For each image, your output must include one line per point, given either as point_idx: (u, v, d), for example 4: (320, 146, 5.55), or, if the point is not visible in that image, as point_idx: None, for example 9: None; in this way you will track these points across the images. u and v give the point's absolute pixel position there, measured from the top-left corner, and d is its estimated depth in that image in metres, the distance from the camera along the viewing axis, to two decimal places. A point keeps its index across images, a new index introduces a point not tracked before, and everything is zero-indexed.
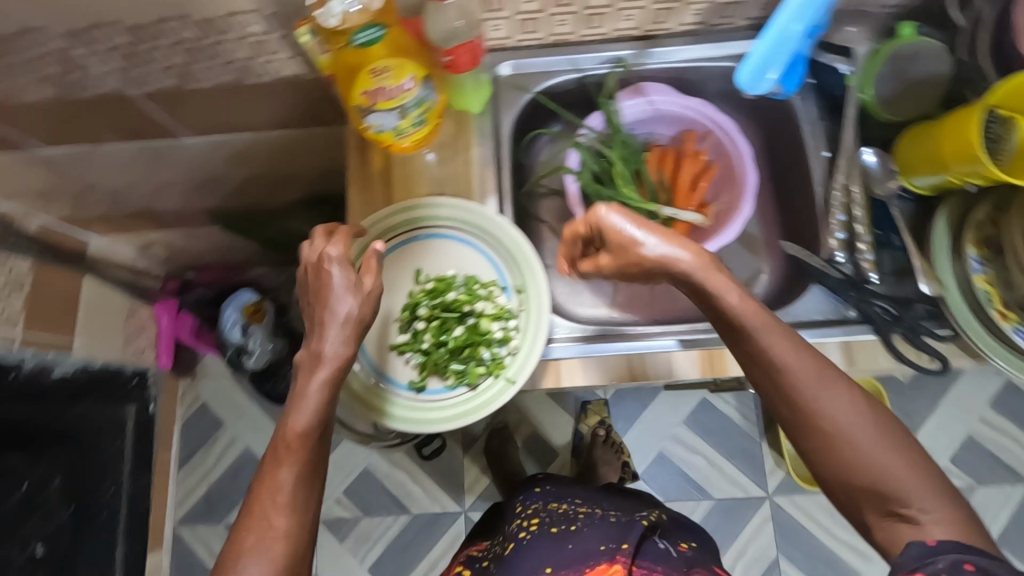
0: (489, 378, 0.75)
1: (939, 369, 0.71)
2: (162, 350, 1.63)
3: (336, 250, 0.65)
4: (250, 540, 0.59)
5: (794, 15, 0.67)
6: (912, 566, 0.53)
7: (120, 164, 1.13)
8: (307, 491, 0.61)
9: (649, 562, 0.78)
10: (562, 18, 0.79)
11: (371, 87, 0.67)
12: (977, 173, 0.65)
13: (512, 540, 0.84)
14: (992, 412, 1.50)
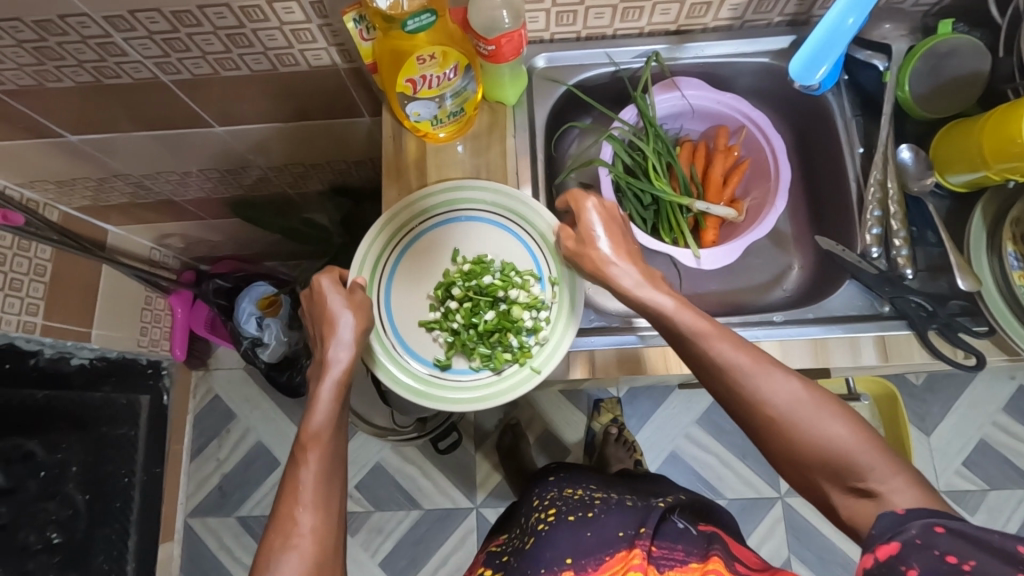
0: (514, 365, 0.75)
1: (975, 365, 0.70)
2: (177, 342, 1.64)
3: (329, 280, 0.72)
4: (276, 540, 0.59)
5: (847, 8, 0.66)
6: (884, 535, 0.50)
7: (146, 153, 1.13)
8: (326, 480, 0.62)
9: (669, 541, 0.74)
10: (599, 11, 0.80)
11: (415, 75, 0.67)
12: (1020, 169, 0.65)
13: (532, 534, 0.83)
14: (1005, 416, 1.50)
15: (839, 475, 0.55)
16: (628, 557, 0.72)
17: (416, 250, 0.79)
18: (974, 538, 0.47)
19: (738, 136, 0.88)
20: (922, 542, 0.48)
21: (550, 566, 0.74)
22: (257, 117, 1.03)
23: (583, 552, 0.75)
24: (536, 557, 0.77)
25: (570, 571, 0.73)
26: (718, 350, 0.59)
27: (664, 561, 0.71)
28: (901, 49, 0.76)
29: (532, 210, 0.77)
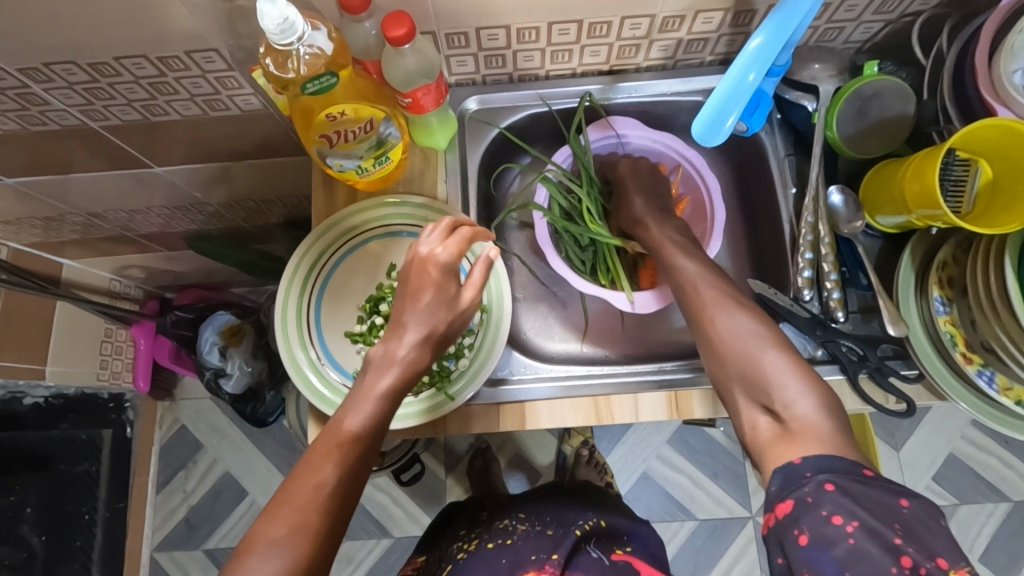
0: (430, 389, 0.73)
1: (905, 411, 0.70)
2: (139, 374, 1.60)
3: (446, 253, 0.64)
4: (279, 530, 0.54)
5: (748, 63, 0.66)
6: (781, 493, 0.52)
7: (90, 193, 1.12)
8: (349, 490, 0.57)
9: (580, 572, 0.77)
10: (528, 54, 0.79)
11: (329, 131, 0.67)
12: (939, 217, 0.65)
13: (450, 562, 0.83)
14: (973, 429, 1.50)
15: (758, 395, 0.59)
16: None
17: (352, 260, 0.78)
18: (857, 498, 0.50)
19: (676, 174, 0.88)
20: (813, 501, 0.50)
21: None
22: (199, 157, 1.01)
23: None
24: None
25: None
26: (692, 275, 0.69)
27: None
28: (829, 89, 0.76)
29: None
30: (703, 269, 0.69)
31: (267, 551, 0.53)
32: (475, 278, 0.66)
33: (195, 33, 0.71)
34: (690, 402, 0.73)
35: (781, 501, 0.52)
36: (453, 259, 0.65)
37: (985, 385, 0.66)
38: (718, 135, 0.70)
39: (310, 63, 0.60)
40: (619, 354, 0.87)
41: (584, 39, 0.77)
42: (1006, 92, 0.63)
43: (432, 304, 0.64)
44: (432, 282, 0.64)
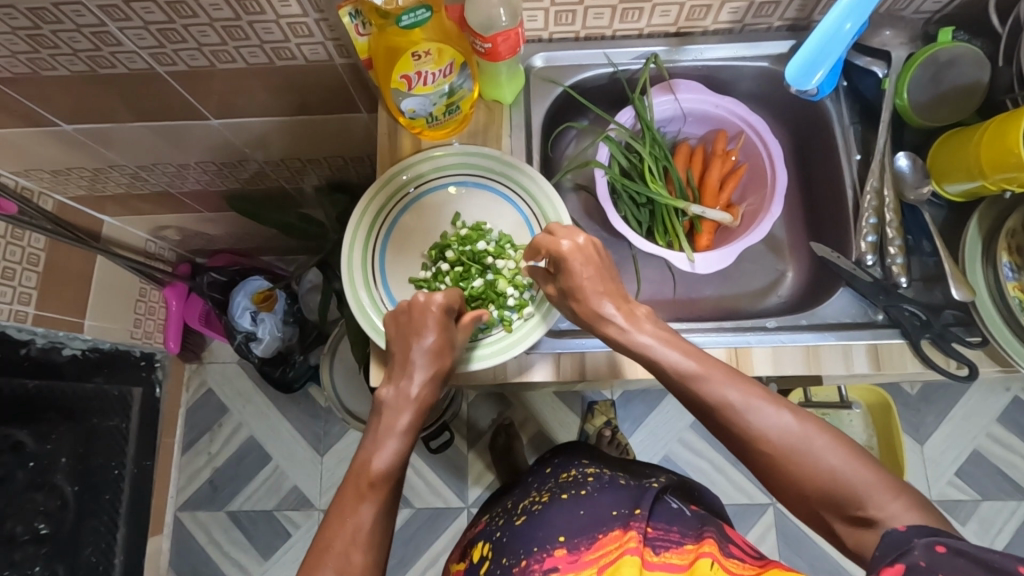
0: (494, 334, 0.74)
1: (967, 376, 0.70)
2: (170, 335, 1.61)
3: (441, 299, 0.70)
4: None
5: (843, 14, 0.64)
6: (890, 558, 0.48)
7: (143, 146, 1.13)
8: (384, 525, 0.64)
9: (663, 522, 0.78)
10: (598, 11, 0.79)
11: (411, 71, 0.67)
12: (1017, 179, 0.65)
13: (524, 513, 0.90)
14: (999, 427, 1.50)
15: (835, 502, 0.56)
16: (624, 537, 0.76)
17: (419, 208, 0.79)
18: (973, 556, 0.44)
19: (738, 140, 0.87)
20: (924, 565, 0.46)
21: (541, 546, 0.79)
22: (254, 110, 1.02)
23: (574, 531, 0.80)
24: (529, 535, 0.83)
25: (563, 549, 0.78)
26: (709, 385, 0.62)
27: (661, 541, 0.75)
28: (901, 56, 0.76)
29: (534, 182, 0.77)
30: (713, 371, 0.62)
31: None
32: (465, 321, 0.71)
33: None
34: (751, 357, 0.73)
35: (888, 566, 0.48)
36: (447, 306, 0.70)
37: None
38: (805, 81, 0.72)
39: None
40: (669, 316, 0.88)
41: None
42: None
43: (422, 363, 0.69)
44: (430, 325, 0.68)
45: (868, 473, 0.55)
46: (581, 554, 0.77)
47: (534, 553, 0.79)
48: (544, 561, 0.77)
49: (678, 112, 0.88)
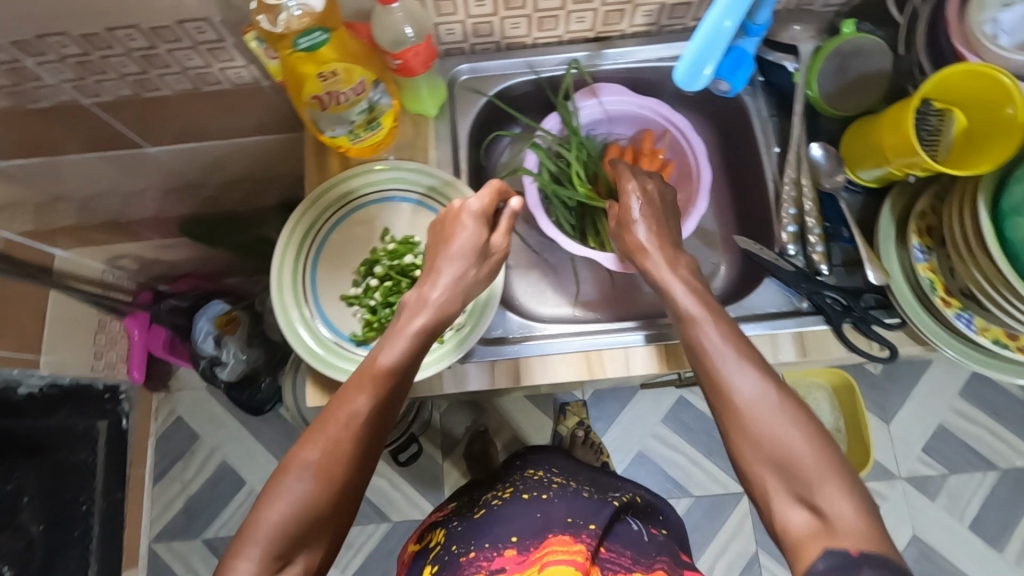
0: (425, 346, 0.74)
1: (889, 357, 0.73)
2: (133, 365, 1.58)
3: (475, 203, 0.71)
4: (311, 451, 0.59)
5: (725, 10, 0.67)
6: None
7: (93, 173, 1.11)
8: (377, 421, 0.61)
9: (617, 545, 0.81)
10: (515, 21, 0.80)
11: (320, 91, 0.68)
12: (916, 164, 0.67)
13: (484, 506, 0.89)
14: (963, 403, 1.52)
15: (792, 483, 0.55)
16: (572, 545, 0.76)
17: (347, 224, 0.80)
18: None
19: (664, 139, 0.89)
20: None
21: (493, 543, 0.80)
22: (194, 135, 1.02)
23: (528, 533, 0.80)
24: (485, 528, 0.83)
25: (513, 550, 0.78)
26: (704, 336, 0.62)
27: (611, 563, 0.78)
28: (809, 49, 0.78)
29: (460, 194, 0.78)
30: (715, 318, 0.64)
31: (304, 467, 0.58)
32: (502, 225, 0.73)
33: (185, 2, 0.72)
34: (680, 354, 0.75)
35: None
36: (482, 208, 0.71)
37: (964, 328, 0.67)
38: (697, 81, 0.72)
39: (301, 20, 0.62)
40: (610, 317, 0.89)
41: (569, 5, 0.78)
42: (976, 41, 0.65)
43: (462, 245, 0.70)
44: (467, 227, 0.70)
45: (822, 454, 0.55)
46: (530, 554, 0.77)
47: (484, 548, 0.80)
48: (493, 560, 0.78)
49: (603, 116, 0.89)
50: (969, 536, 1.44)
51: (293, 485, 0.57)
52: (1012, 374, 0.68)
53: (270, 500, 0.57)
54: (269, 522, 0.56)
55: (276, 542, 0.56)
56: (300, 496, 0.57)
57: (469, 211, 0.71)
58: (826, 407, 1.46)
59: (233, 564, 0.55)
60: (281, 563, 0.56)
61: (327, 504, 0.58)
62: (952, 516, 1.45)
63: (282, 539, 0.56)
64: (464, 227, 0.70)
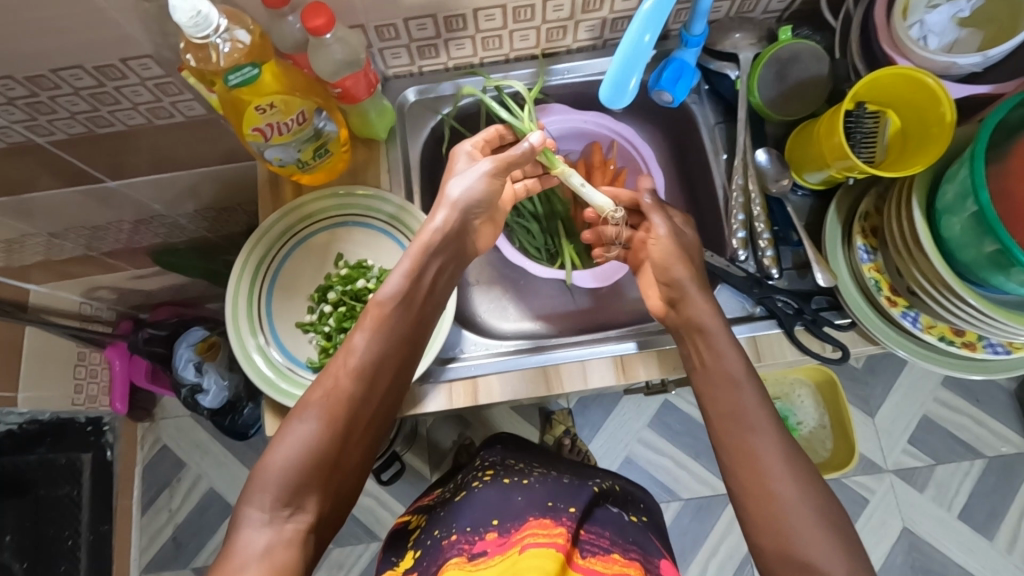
0: None
1: (840, 358, 0.73)
2: (115, 397, 1.45)
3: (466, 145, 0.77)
4: (316, 395, 0.61)
5: (643, 23, 0.61)
6: None
7: (65, 212, 1.04)
8: (376, 353, 0.65)
9: (597, 527, 0.75)
10: (460, 42, 0.81)
11: (260, 124, 0.69)
12: (853, 167, 0.68)
13: (465, 489, 0.82)
14: (946, 392, 1.44)
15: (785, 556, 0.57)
16: (552, 529, 0.70)
17: (302, 251, 0.80)
18: None
19: (611, 150, 0.91)
20: None
21: (474, 526, 0.73)
22: (167, 165, 0.98)
23: (509, 515, 0.74)
24: (464, 510, 0.76)
25: (494, 533, 0.72)
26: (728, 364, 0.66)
27: (590, 545, 0.72)
28: (749, 57, 0.79)
29: (411, 217, 0.79)
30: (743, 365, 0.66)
31: (307, 411, 0.60)
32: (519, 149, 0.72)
33: (127, 39, 0.71)
34: (636, 364, 0.75)
35: None
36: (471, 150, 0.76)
37: (910, 325, 0.68)
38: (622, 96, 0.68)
39: (231, 57, 0.63)
40: (571, 328, 0.89)
41: (511, 24, 0.79)
42: (905, 45, 0.66)
43: (471, 176, 0.72)
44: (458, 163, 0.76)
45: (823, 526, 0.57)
46: (511, 536, 0.71)
47: (465, 531, 0.73)
48: (474, 544, 0.71)
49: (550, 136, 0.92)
50: (958, 527, 1.36)
51: (299, 425, 0.59)
52: (956, 369, 0.69)
53: (276, 444, 0.58)
54: (275, 464, 0.57)
55: (285, 484, 0.56)
56: (305, 437, 0.59)
57: (463, 157, 0.76)
58: (811, 403, 1.43)
59: (241, 510, 0.55)
60: (291, 506, 0.56)
61: (333, 444, 0.59)
62: (940, 507, 1.38)
63: (290, 481, 0.56)
64: (480, 165, 0.73)
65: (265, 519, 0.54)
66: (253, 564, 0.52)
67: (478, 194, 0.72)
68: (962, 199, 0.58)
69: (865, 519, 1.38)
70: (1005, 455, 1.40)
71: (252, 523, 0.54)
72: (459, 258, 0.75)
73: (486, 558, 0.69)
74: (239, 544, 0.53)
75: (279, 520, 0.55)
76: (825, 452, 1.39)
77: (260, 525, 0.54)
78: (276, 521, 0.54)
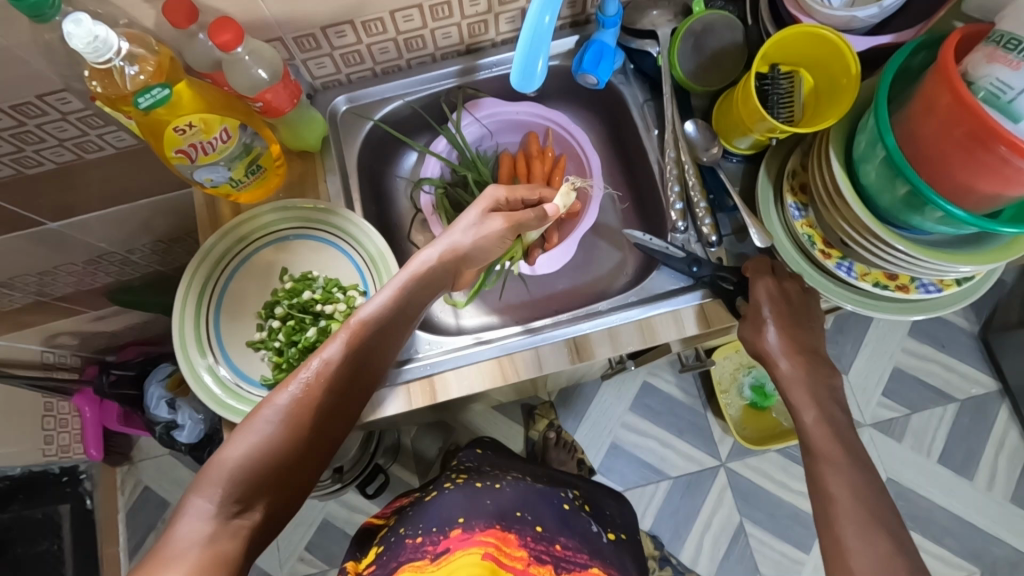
0: None
1: None
2: (90, 443, 1.38)
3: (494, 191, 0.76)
4: (283, 397, 0.60)
5: (542, 6, 0.61)
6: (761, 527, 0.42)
7: (8, 261, 1.00)
8: (352, 369, 0.64)
9: (574, 543, 0.75)
10: (383, 46, 0.81)
11: (182, 145, 0.68)
12: (774, 128, 0.70)
13: (437, 489, 0.81)
14: (912, 341, 1.48)
15: None
16: (511, 547, 0.70)
17: (248, 267, 0.79)
18: None
19: (547, 138, 0.93)
20: None
21: (440, 525, 0.72)
22: (109, 200, 0.96)
23: (475, 513, 0.73)
24: (433, 509, 0.75)
25: (459, 529, 0.71)
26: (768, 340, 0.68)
27: (567, 563, 0.72)
28: (666, 32, 0.81)
29: (353, 224, 0.80)
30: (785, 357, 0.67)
31: (272, 410, 0.59)
32: (523, 216, 0.76)
33: (38, 73, 0.69)
34: (589, 345, 0.76)
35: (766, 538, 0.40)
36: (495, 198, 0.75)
37: (845, 275, 0.70)
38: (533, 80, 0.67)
39: (139, 80, 0.64)
40: (528, 317, 0.90)
41: (430, 23, 0.79)
42: (807, 4, 0.69)
43: (472, 230, 0.73)
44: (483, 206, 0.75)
45: None
46: (474, 534, 0.70)
47: (430, 532, 0.71)
48: (438, 544, 0.70)
49: (484, 131, 0.92)
50: (939, 471, 1.40)
51: (262, 426, 0.58)
52: (894, 312, 0.71)
53: (236, 439, 0.57)
54: (232, 461, 0.56)
55: (236, 481, 0.55)
56: (266, 439, 0.57)
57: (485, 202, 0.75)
58: None
59: (188, 499, 0.54)
60: (241, 503, 0.54)
61: (290, 451, 0.58)
62: (920, 455, 1.41)
63: (243, 480, 0.55)
64: (493, 222, 0.74)
65: (211, 512, 0.53)
66: (187, 559, 0.50)
67: (479, 240, 0.73)
68: (872, 146, 0.61)
69: None
70: (976, 396, 1.44)
71: (196, 513, 0.53)
72: (448, 286, 0.74)
73: (445, 556, 0.68)
74: (174, 536, 0.52)
75: (223, 517, 0.53)
76: None
77: (205, 516, 0.53)
78: (219, 519, 0.53)
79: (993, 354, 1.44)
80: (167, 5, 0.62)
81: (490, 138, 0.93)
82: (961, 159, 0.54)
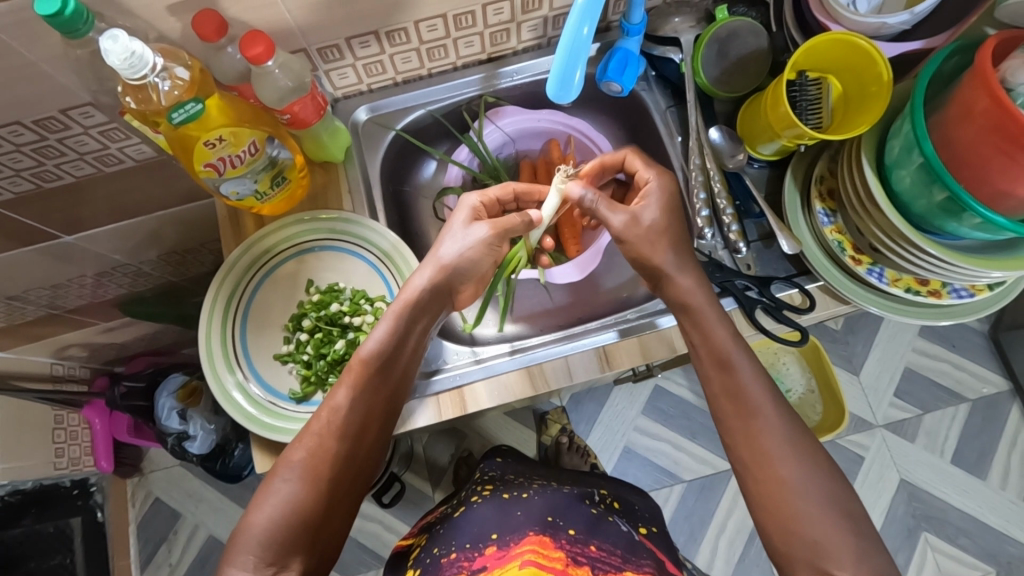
0: None
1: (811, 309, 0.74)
2: (99, 454, 1.37)
3: (475, 198, 0.75)
4: (298, 453, 0.61)
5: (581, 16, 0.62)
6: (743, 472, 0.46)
7: (20, 275, 0.98)
8: (363, 409, 0.64)
9: (610, 544, 0.73)
10: (406, 56, 0.81)
11: (211, 158, 0.68)
12: (802, 134, 0.70)
13: (464, 504, 0.82)
14: (924, 341, 1.48)
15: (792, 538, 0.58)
16: (549, 548, 0.69)
17: (273, 279, 0.79)
18: None
19: (569, 144, 0.92)
20: None
21: (473, 542, 0.72)
22: (127, 211, 0.95)
23: (508, 528, 0.73)
24: (463, 527, 0.75)
25: (494, 547, 0.71)
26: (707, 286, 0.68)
27: (602, 564, 0.70)
28: (690, 39, 0.81)
29: (375, 233, 0.79)
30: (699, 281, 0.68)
31: (289, 469, 0.60)
32: (508, 220, 0.72)
33: (65, 87, 0.69)
34: (618, 353, 0.76)
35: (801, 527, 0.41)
36: (476, 204, 0.74)
37: (876, 281, 0.70)
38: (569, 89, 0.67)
39: (172, 94, 0.64)
40: (550, 325, 0.90)
41: (453, 33, 0.79)
42: (835, 10, 0.69)
43: (462, 240, 0.71)
44: (466, 213, 0.74)
45: (825, 516, 0.58)
46: (510, 549, 0.70)
47: (464, 548, 0.72)
48: (474, 560, 0.70)
49: (506, 137, 0.92)
50: (952, 471, 1.39)
51: (280, 487, 0.60)
52: (927, 317, 0.71)
53: (258, 504, 0.59)
54: (258, 526, 0.58)
55: (267, 545, 0.57)
56: (287, 498, 0.59)
57: (468, 211, 0.74)
58: (796, 368, 1.43)
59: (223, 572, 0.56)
60: (275, 565, 0.57)
61: (314, 508, 0.60)
62: (933, 454, 1.41)
63: (274, 541, 0.57)
64: (478, 230, 0.71)
65: None
66: None
67: (472, 257, 0.71)
68: (908, 152, 0.61)
69: (863, 476, 1.40)
70: (987, 396, 1.44)
71: None
72: (447, 305, 0.73)
73: (486, 574, 0.68)
74: None
75: None
76: (816, 416, 1.39)
77: None
78: None
79: (1004, 353, 1.45)
80: (197, 19, 0.61)
81: (511, 144, 0.93)
82: (1001, 163, 0.54)
